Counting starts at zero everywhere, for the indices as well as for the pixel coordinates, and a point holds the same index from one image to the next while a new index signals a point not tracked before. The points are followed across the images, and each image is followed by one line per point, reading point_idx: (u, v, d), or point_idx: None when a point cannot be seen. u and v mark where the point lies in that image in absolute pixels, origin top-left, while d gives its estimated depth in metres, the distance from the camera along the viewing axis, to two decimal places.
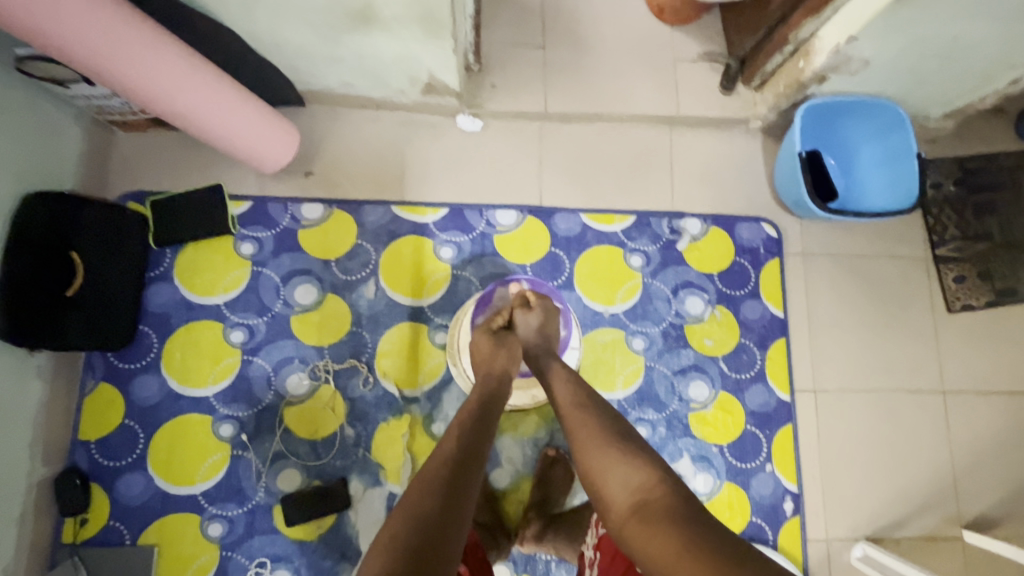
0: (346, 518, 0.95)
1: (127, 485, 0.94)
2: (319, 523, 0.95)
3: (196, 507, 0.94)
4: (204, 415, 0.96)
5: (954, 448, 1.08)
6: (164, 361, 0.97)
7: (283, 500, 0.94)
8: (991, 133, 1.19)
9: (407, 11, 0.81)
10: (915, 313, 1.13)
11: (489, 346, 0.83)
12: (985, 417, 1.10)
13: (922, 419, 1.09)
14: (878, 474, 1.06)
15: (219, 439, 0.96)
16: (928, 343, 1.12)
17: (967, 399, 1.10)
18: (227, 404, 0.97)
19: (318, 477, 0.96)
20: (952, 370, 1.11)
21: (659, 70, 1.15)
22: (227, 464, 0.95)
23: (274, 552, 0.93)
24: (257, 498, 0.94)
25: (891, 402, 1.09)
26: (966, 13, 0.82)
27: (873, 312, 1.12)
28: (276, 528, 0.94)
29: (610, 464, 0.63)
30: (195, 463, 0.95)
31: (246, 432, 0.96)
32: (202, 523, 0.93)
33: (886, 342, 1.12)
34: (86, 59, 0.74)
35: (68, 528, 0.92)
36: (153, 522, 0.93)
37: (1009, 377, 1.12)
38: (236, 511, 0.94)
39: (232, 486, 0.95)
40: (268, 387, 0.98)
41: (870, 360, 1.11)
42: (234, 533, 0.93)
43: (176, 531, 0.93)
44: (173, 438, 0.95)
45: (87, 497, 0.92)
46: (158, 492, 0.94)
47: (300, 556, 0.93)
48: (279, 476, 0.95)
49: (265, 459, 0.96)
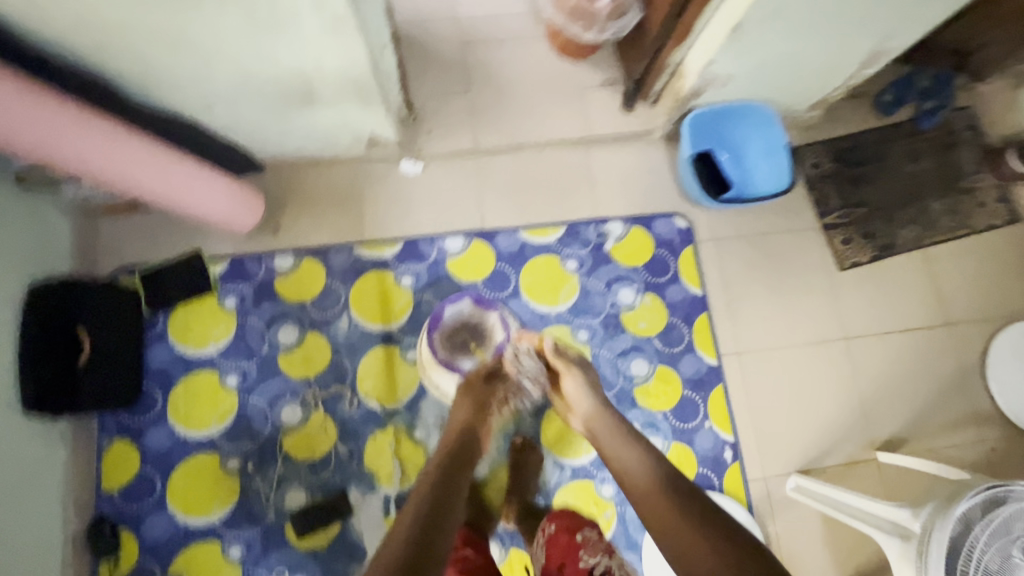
0: (350, 523, 1.09)
1: (151, 524, 1.06)
2: (327, 532, 1.08)
3: (215, 535, 1.06)
4: (212, 453, 1.09)
5: (860, 385, 1.27)
6: (170, 411, 1.10)
7: (291, 518, 1.07)
8: (855, 116, 1.41)
9: (342, 88, 0.97)
10: (814, 276, 1.33)
11: (466, 397, 0.97)
12: (882, 354, 1.29)
13: (830, 363, 1.28)
14: (800, 416, 1.24)
15: (228, 472, 1.09)
16: (829, 299, 1.32)
17: (867, 343, 1.30)
18: (231, 440, 1.10)
19: (320, 492, 1.09)
20: (851, 319, 1.31)
21: (569, 100, 1.34)
22: (237, 492, 1.08)
23: (291, 564, 1.06)
24: (269, 518, 1.08)
25: (804, 353, 1.28)
26: (792, 34, 1.01)
27: (779, 280, 1.31)
28: (289, 541, 1.07)
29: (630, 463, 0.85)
30: (209, 496, 1.07)
31: (251, 462, 1.09)
32: (223, 547, 1.06)
33: (793, 303, 1.31)
34: (76, 164, 0.89)
35: (104, 569, 1.04)
36: (178, 553, 1.05)
37: (898, 318, 1.32)
38: (252, 532, 1.07)
39: (246, 513, 1.07)
40: (265, 420, 1.11)
41: (782, 321, 1.29)
42: (252, 552, 1.06)
43: (200, 559, 1.05)
44: (187, 477, 1.08)
45: (117, 542, 1.04)
46: (180, 529, 1.06)
47: (314, 564, 1.07)
48: (286, 497, 1.09)
49: (272, 483, 1.09)
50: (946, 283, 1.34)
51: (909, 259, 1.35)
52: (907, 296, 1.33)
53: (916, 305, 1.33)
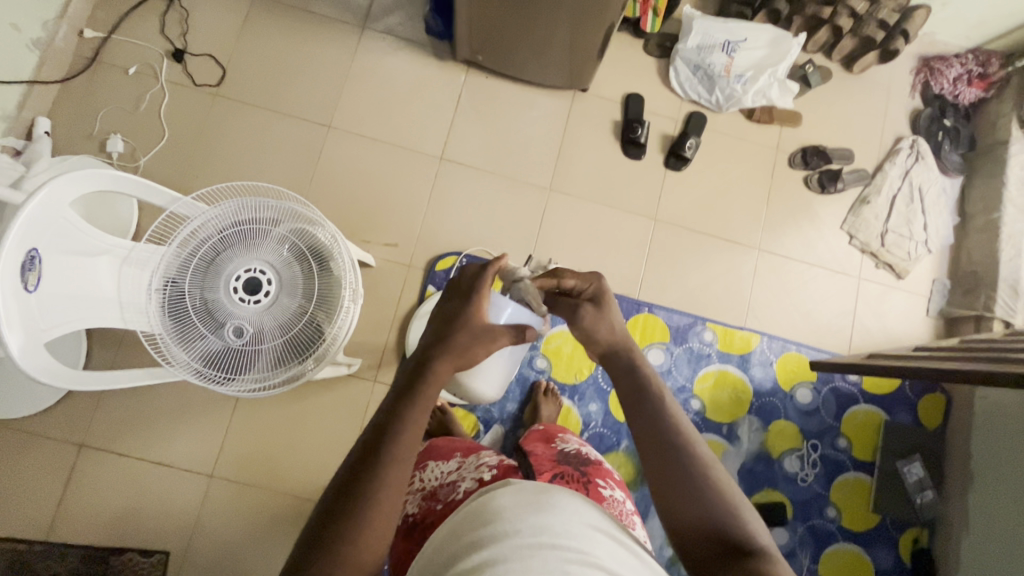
0: (751, 463, 1.28)
1: (912, 472, 1.28)
2: (774, 446, 1.29)
3: (844, 433, 1.32)
4: (862, 484, 1.29)
5: (228, 426, 1.21)
6: (902, 553, 1.26)
7: (772, 466, 1.28)
8: None
9: None
10: (202, 553, 1.16)
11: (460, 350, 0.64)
12: (184, 443, 1.20)
13: (245, 457, 1.20)
14: (306, 421, 1.23)
15: (855, 462, 1.30)
16: (199, 523, 1.17)
17: (192, 460, 1.19)
18: (831, 514, 1.27)
19: (771, 488, 1.27)
20: (192, 491, 1.18)
21: None
22: (850, 457, 1.31)
23: (804, 412, 1.32)
24: (819, 449, 1.30)
25: (266, 479, 1.20)
26: None
27: (243, 564, 1.16)
28: (841, 430, 1.32)
29: (699, 486, 0.56)
30: (865, 436, 1.32)
31: (828, 504, 1.27)
32: (846, 439, 1.31)
33: (244, 529, 1.18)
34: None
35: (933, 424, 1.33)
36: (872, 430, 1.32)
37: (139, 472, 1.18)
38: (832, 440, 1.31)
39: (838, 466, 1.30)
40: (804, 552, 1.24)
41: (267, 521, 1.18)
42: (827, 408, 1.33)
43: (857, 433, 1.32)
44: (876, 488, 1.28)
45: (939, 456, 1.30)
46: (895, 442, 1.30)
47: (782, 402, 1.32)
48: (798, 493, 1.27)
49: (807, 489, 1.28)
50: (57, 488, 1.15)
51: (81, 536, 1.14)
52: (113, 492, 1.17)
53: (107, 481, 1.17)
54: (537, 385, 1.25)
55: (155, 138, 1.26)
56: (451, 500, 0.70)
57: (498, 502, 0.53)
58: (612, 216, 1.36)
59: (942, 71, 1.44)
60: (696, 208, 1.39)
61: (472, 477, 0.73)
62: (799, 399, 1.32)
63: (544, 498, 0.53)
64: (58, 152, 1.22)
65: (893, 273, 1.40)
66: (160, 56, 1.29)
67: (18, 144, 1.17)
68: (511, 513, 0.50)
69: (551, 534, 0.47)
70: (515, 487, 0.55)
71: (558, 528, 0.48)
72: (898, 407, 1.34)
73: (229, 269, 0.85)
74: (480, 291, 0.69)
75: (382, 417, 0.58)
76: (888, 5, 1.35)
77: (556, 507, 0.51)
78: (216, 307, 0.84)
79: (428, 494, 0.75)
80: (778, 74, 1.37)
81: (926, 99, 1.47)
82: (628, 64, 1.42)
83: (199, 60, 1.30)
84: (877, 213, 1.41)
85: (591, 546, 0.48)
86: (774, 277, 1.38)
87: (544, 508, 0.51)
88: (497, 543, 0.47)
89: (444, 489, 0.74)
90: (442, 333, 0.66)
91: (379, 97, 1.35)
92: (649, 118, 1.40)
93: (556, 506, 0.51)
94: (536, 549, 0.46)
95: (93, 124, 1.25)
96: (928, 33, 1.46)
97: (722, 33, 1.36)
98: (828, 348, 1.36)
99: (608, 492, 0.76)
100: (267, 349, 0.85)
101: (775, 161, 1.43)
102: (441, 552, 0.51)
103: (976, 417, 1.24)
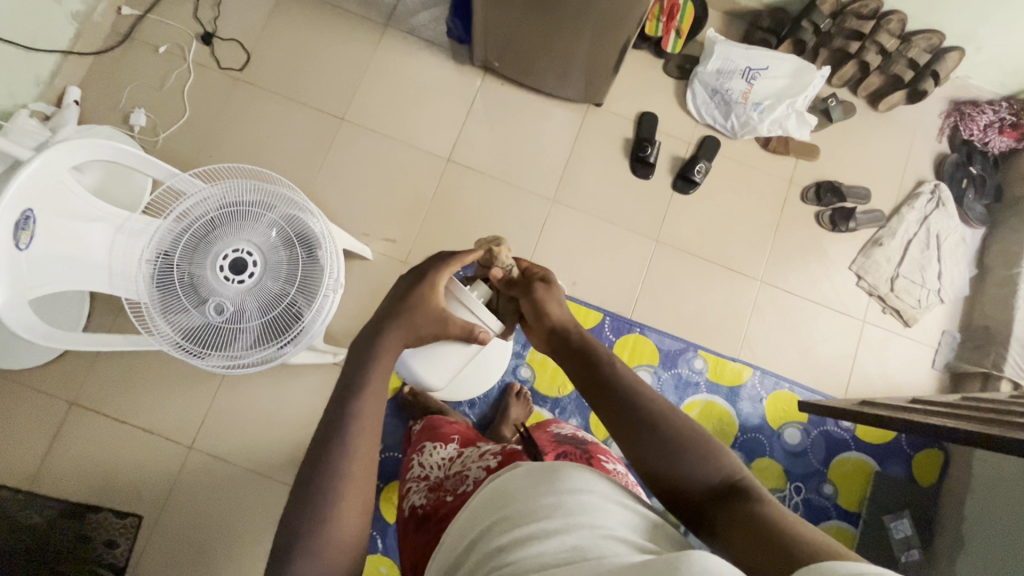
0: None
1: (897, 526, 1.22)
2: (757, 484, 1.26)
3: (831, 478, 1.27)
4: (845, 530, 1.25)
5: (213, 401, 1.24)
6: None
7: None
8: None
9: None
10: (173, 521, 1.18)
11: (414, 327, 0.64)
12: (168, 412, 1.23)
13: (225, 432, 1.23)
14: (287, 403, 1.25)
15: (839, 509, 1.26)
16: (175, 491, 1.20)
17: (174, 429, 1.22)
18: None
19: None
20: (171, 459, 1.21)
21: None
22: (834, 502, 1.26)
23: (791, 453, 1.28)
24: (802, 493, 1.26)
25: (243, 457, 1.22)
26: None
27: (212, 535, 1.18)
28: (828, 475, 1.27)
29: (686, 449, 0.57)
30: (854, 483, 1.27)
31: None
32: (832, 484, 1.27)
33: (215, 501, 1.20)
34: None
35: (926, 480, 1.28)
36: (860, 478, 1.28)
37: (124, 436, 1.21)
38: (817, 485, 1.27)
39: (821, 512, 1.25)
40: None
41: (239, 498, 1.20)
42: (816, 451, 1.28)
43: (844, 480, 1.27)
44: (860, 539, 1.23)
45: (931, 514, 1.24)
46: (885, 494, 1.25)
47: (768, 440, 1.28)
48: None
49: None
50: (44, 440, 1.20)
51: (61, 491, 1.18)
52: (97, 452, 1.20)
53: (92, 441, 1.21)
54: (512, 387, 1.24)
55: (176, 115, 1.31)
56: (461, 491, 0.69)
57: (513, 485, 0.55)
58: (612, 233, 1.36)
59: (973, 117, 1.38)
60: (700, 234, 1.37)
61: (478, 465, 0.72)
62: (787, 439, 1.28)
63: (554, 474, 0.54)
64: (84, 121, 1.28)
65: (900, 320, 1.35)
66: (190, 38, 1.34)
67: (47, 110, 1.23)
68: (525, 494, 0.53)
69: (564, 514, 0.49)
70: (525, 467, 0.57)
71: (573, 505, 0.50)
72: (890, 458, 1.29)
73: (218, 247, 0.87)
74: (429, 277, 0.68)
75: (339, 402, 0.57)
76: (918, 45, 1.33)
77: (565, 485, 0.52)
78: (200, 284, 0.86)
79: (433, 485, 0.75)
80: (796, 105, 1.34)
81: (953, 145, 1.42)
82: (645, 82, 1.41)
83: (226, 44, 1.35)
84: (889, 256, 1.36)
85: (603, 517, 0.49)
86: (775, 311, 1.35)
87: (554, 486, 0.52)
88: (516, 526, 0.50)
89: (450, 480, 0.73)
90: (392, 311, 0.65)
91: (395, 95, 1.37)
92: (661, 138, 1.39)
93: (568, 482, 0.53)
94: (551, 530, 0.48)
95: (119, 97, 1.30)
96: (961, 77, 1.41)
97: (743, 60, 1.34)
98: (824, 389, 1.32)
99: (612, 466, 0.75)
100: (247, 329, 0.86)
101: (786, 194, 1.40)
102: (469, 530, 0.55)
103: (973, 477, 1.18)
